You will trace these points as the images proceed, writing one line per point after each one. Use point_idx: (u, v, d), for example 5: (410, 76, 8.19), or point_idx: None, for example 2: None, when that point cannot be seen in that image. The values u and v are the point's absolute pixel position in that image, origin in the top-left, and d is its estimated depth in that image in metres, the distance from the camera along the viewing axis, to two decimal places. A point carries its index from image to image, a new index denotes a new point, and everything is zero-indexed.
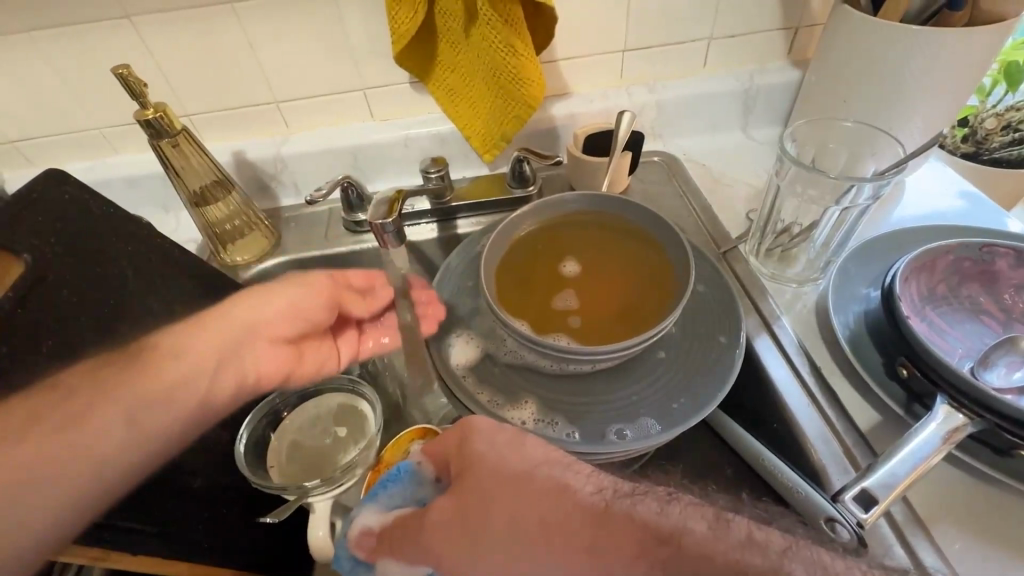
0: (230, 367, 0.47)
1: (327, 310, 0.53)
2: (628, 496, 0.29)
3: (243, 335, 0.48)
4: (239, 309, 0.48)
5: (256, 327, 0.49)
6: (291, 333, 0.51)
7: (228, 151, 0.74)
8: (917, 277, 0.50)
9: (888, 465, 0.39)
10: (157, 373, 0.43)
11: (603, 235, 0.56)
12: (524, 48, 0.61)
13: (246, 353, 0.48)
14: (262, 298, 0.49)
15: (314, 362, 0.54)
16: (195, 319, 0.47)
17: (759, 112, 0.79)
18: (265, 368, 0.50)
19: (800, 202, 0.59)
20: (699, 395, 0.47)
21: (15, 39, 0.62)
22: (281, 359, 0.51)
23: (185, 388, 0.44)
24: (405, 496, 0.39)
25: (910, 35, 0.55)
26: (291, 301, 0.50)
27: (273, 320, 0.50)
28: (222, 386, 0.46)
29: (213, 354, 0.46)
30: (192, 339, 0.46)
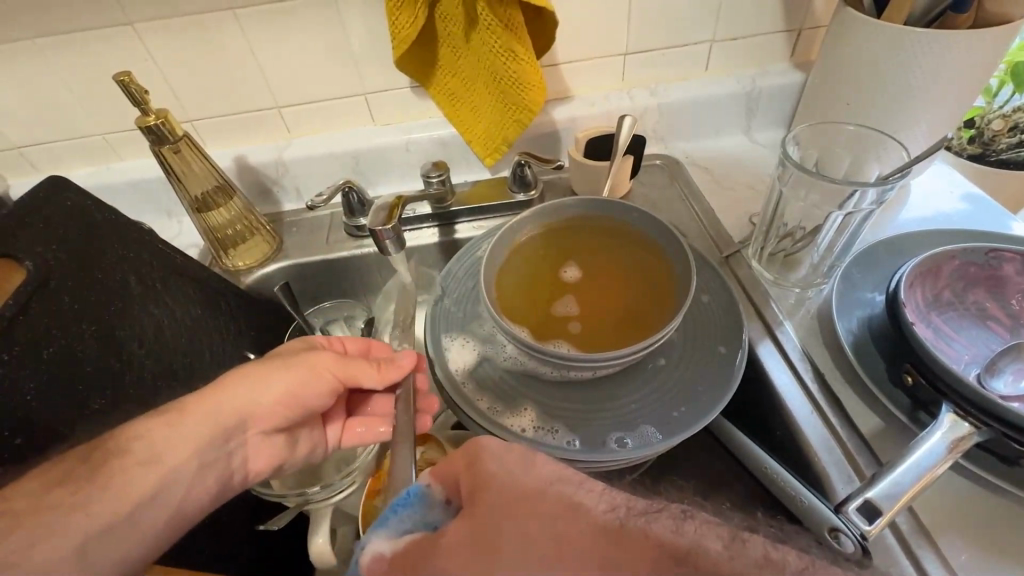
0: (216, 466, 0.45)
1: (324, 396, 0.49)
2: (642, 513, 0.26)
3: (231, 431, 0.46)
4: (230, 399, 0.45)
5: (243, 422, 0.46)
6: (283, 422, 0.48)
7: (230, 156, 0.75)
8: (922, 283, 0.50)
9: (892, 475, 0.39)
10: (137, 478, 0.40)
11: (603, 241, 0.56)
12: (525, 52, 0.61)
13: (233, 450, 0.46)
14: (256, 387, 0.46)
15: (306, 448, 0.52)
16: (178, 407, 0.44)
17: (762, 115, 0.79)
18: (255, 461, 0.48)
19: (804, 206, 0.58)
20: (697, 402, 0.47)
21: (19, 46, 0.63)
22: (271, 450, 0.49)
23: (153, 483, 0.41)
24: (416, 521, 0.32)
25: (913, 38, 0.54)
26: (287, 389, 0.47)
27: (265, 411, 0.47)
28: (197, 493, 0.44)
29: (201, 448, 0.44)
30: (177, 436, 0.43)
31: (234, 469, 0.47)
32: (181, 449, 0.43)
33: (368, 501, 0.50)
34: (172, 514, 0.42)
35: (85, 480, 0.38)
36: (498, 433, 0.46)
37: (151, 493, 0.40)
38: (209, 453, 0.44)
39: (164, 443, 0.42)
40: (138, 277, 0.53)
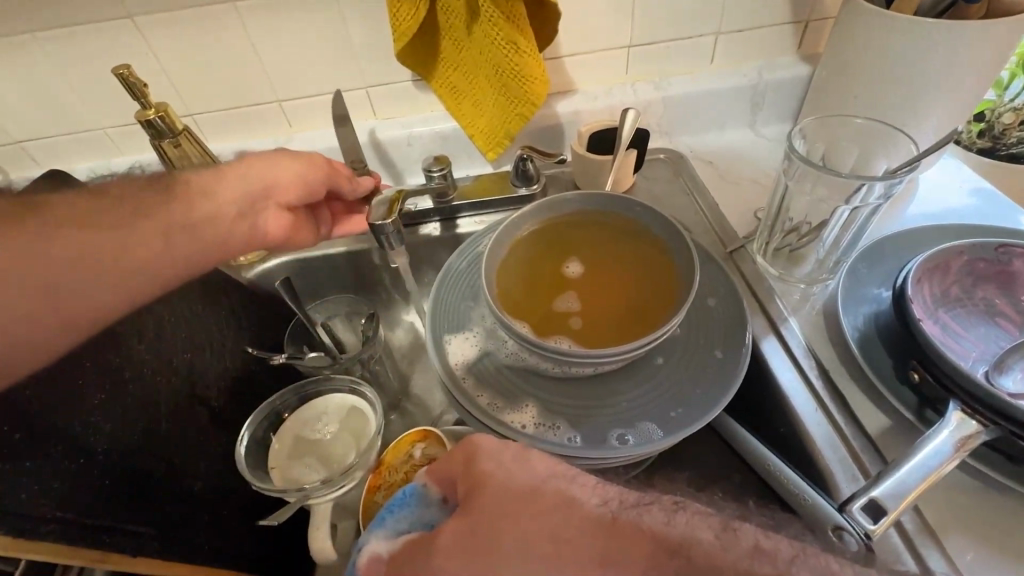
0: (247, 217, 0.51)
1: (327, 184, 0.57)
2: (634, 506, 0.28)
3: (257, 192, 0.52)
4: (255, 168, 0.52)
5: (268, 189, 0.53)
6: (297, 199, 0.55)
7: (231, 150, 0.74)
8: (930, 278, 0.49)
9: (898, 473, 0.38)
10: (195, 205, 0.48)
11: (604, 236, 0.55)
12: (528, 45, 0.60)
13: (259, 211, 0.52)
14: (273, 163, 0.54)
15: (308, 233, 0.58)
16: (215, 171, 0.51)
17: (768, 109, 0.78)
18: (274, 230, 0.53)
19: (810, 200, 0.57)
20: (698, 398, 0.47)
21: (18, 40, 0.62)
22: (286, 222, 0.55)
23: (206, 233, 0.47)
24: (412, 521, 0.35)
25: (922, 29, 0.53)
26: (296, 172, 0.55)
27: (282, 187, 0.54)
28: (239, 233, 0.50)
29: (238, 199, 0.50)
30: (217, 184, 0.50)
31: (262, 225, 0.52)
32: (223, 193, 0.50)
33: (369, 496, 0.51)
34: (218, 244, 0.48)
35: (165, 194, 0.47)
36: (499, 430, 0.46)
37: (206, 217, 0.48)
38: (242, 202, 0.51)
39: (207, 189, 0.49)
40: None
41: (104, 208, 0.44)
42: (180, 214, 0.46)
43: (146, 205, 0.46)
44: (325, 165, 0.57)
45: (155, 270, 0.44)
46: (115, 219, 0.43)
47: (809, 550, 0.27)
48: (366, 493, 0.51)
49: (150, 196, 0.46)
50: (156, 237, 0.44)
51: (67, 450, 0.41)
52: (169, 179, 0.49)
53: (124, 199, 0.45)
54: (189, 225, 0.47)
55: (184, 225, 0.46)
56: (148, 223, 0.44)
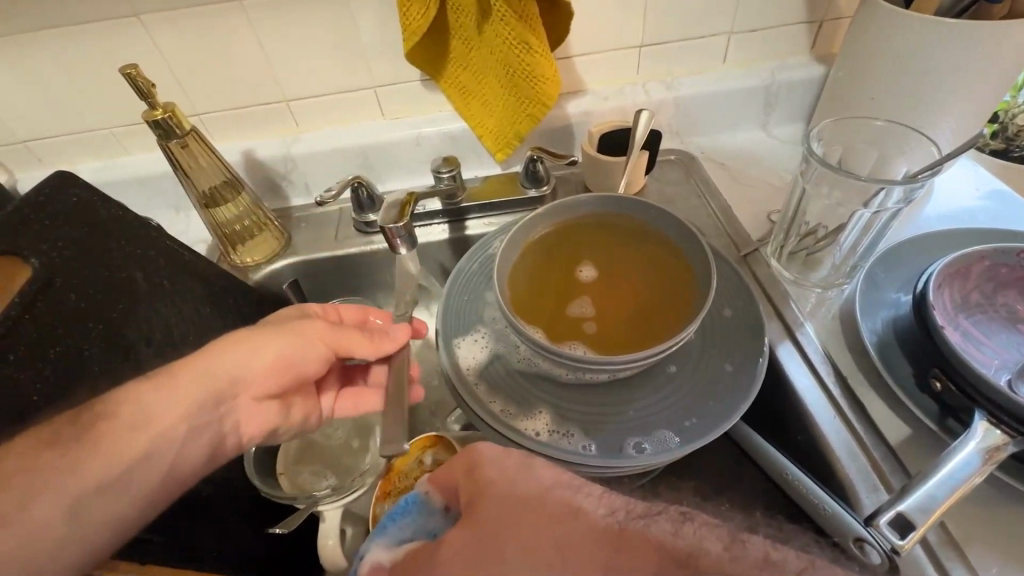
0: (208, 428, 0.43)
1: (319, 360, 0.49)
2: (641, 516, 0.26)
3: (223, 393, 0.44)
4: (221, 363, 0.44)
5: (241, 383, 0.45)
6: (279, 386, 0.48)
7: (237, 150, 0.74)
8: (951, 284, 0.48)
9: (927, 486, 0.37)
10: (127, 439, 0.39)
11: (618, 239, 0.55)
12: (540, 45, 0.59)
13: (226, 414, 0.45)
14: (249, 349, 0.46)
15: (301, 414, 0.51)
16: (167, 372, 0.43)
17: (781, 110, 0.77)
18: (247, 426, 0.47)
19: (827, 204, 0.56)
20: (713, 406, 0.46)
21: (25, 38, 0.62)
22: (264, 416, 0.48)
23: (150, 467, 0.39)
24: (416, 530, 0.35)
25: (943, 29, 0.53)
26: (281, 355, 0.47)
27: (258, 375, 0.46)
28: (195, 450, 0.42)
29: (196, 411, 0.42)
30: (165, 401, 0.41)
31: (229, 432, 0.45)
32: (171, 413, 0.41)
33: (378, 502, 0.50)
34: (163, 481, 0.40)
35: (81, 438, 0.37)
36: (512, 437, 0.45)
37: (143, 455, 0.39)
38: (202, 415, 0.43)
39: (149, 407, 0.40)
40: (144, 274, 0.52)
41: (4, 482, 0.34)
42: (112, 457, 0.37)
43: (43, 474, 0.35)
44: (321, 339, 0.49)
45: (74, 551, 0.35)
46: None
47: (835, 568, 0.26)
48: (375, 501, 0.50)
49: (65, 444, 0.37)
50: (66, 511, 0.35)
51: None
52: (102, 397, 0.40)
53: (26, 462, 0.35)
54: (121, 468, 0.38)
55: (116, 474, 0.37)
56: (68, 487, 0.35)
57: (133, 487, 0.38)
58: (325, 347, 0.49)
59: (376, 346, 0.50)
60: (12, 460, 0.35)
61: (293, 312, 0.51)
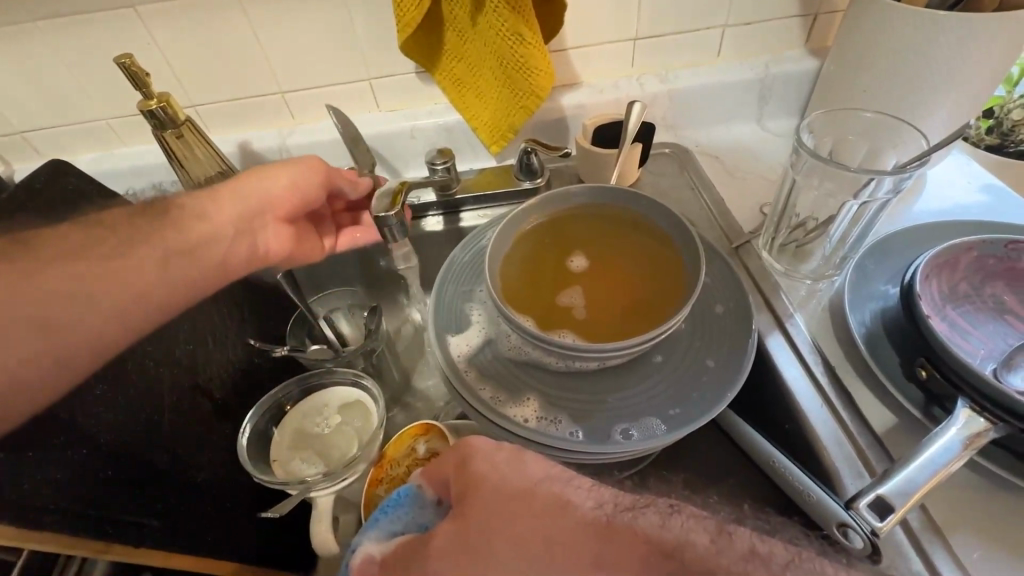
0: (245, 238, 0.51)
1: (323, 192, 0.56)
2: (629, 509, 0.27)
3: (255, 209, 0.52)
4: (247, 186, 0.52)
5: (265, 203, 0.53)
6: (294, 212, 0.55)
7: (233, 142, 0.74)
8: (938, 275, 0.49)
9: (908, 470, 0.38)
10: (186, 229, 0.47)
11: (611, 229, 0.55)
12: (534, 38, 0.59)
13: (258, 229, 0.52)
14: (267, 175, 0.53)
15: (309, 245, 0.58)
16: (207, 194, 0.51)
17: (775, 103, 0.77)
18: (274, 244, 0.53)
19: (818, 195, 0.57)
20: (705, 397, 0.46)
21: (21, 29, 0.62)
22: (285, 236, 0.54)
23: (204, 255, 0.48)
24: (407, 522, 0.36)
25: (935, 22, 0.53)
26: (293, 180, 0.54)
27: (276, 199, 0.53)
28: (236, 253, 0.50)
29: (234, 219, 0.50)
30: (212, 208, 0.50)
31: (263, 244, 0.53)
32: (218, 215, 0.50)
33: (370, 488, 0.50)
34: (214, 269, 0.48)
35: (158, 221, 0.47)
36: (501, 423, 0.46)
37: (199, 241, 0.48)
38: (241, 224, 0.51)
39: (198, 212, 0.49)
40: None
41: (98, 240, 0.44)
42: (178, 237, 0.47)
43: (140, 234, 0.45)
44: (324, 169, 0.56)
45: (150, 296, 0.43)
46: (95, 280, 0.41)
47: (809, 553, 0.27)
48: (368, 486, 0.51)
49: (140, 221, 0.46)
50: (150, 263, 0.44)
51: (69, 439, 0.41)
52: (160, 205, 0.48)
53: (120, 225, 0.45)
54: (186, 248, 0.47)
55: (178, 249, 0.46)
56: (146, 250, 0.44)
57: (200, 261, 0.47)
58: (324, 179, 0.56)
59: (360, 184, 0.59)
60: (112, 221, 0.45)
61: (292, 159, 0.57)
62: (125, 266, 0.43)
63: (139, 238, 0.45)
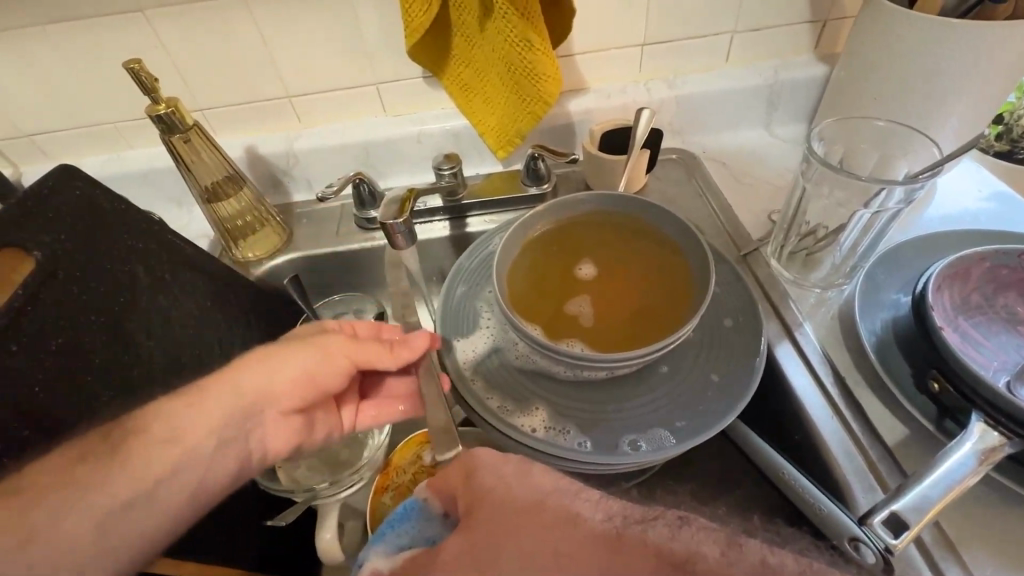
0: (233, 443, 0.44)
1: (343, 378, 0.49)
2: (639, 521, 0.27)
3: (249, 408, 0.45)
4: (247, 377, 0.45)
5: (261, 399, 0.45)
6: (304, 401, 0.48)
7: (240, 145, 0.74)
8: (950, 286, 0.48)
9: (922, 486, 0.37)
10: (161, 451, 0.39)
11: (620, 237, 0.55)
12: (542, 44, 0.59)
13: (249, 432, 0.45)
14: (273, 364, 0.46)
15: (323, 432, 0.50)
16: (189, 394, 0.43)
17: (783, 108, 0.77)
18: (273, 442, 0.47)
19: (828, 203, 0.56)
20: (713, 408, 0.46)
21: (31, 33, 0.62)
22: (288, 431, 0.47)
23: (167, 490, 0.38)
24: (413, 537, 0.35)
25: (947, 29, 0.52)
26: (303, 370, 0.47)
27: (281, 390, 0.46)
28: (218, 474, 0.42)
29: (223, 423, 0.43)
30: (189, 417, 0.41)
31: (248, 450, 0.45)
32: (195, 429, 0.41)
33: (376, 496, 0.50)
34: (194, 492, 0.40)
35: (113, 453, 0.37)
36: (508, 433, 0.45)
37: (177, 465, 0.39)
38: (228, 431, 0.43)
39: (178, 421, 0.41)
40: (146, 269, 0.53)
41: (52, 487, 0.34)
42: (119, 481, 0.36)
43: (89, 471, 0.35)
44: (342, 351, 0.48)
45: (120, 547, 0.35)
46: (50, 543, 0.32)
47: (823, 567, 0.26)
48: (374, 493, 0.51)
49: (109, 445, 0.38)
50: (113, 510, 0.35)
51: None
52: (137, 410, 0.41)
53: (77, 460, 0.36)
54: (138, 489, 0.37)
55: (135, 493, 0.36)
56: (102, 496, 0.35)
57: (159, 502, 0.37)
58: (346, 362, 0.48)
59: (393, 353, 0.48)
60: (50, 467, 0.35)
61: (312, 330, 0.50)
62: (84, 517, 0.34)
63: (76, 491, 0.34)
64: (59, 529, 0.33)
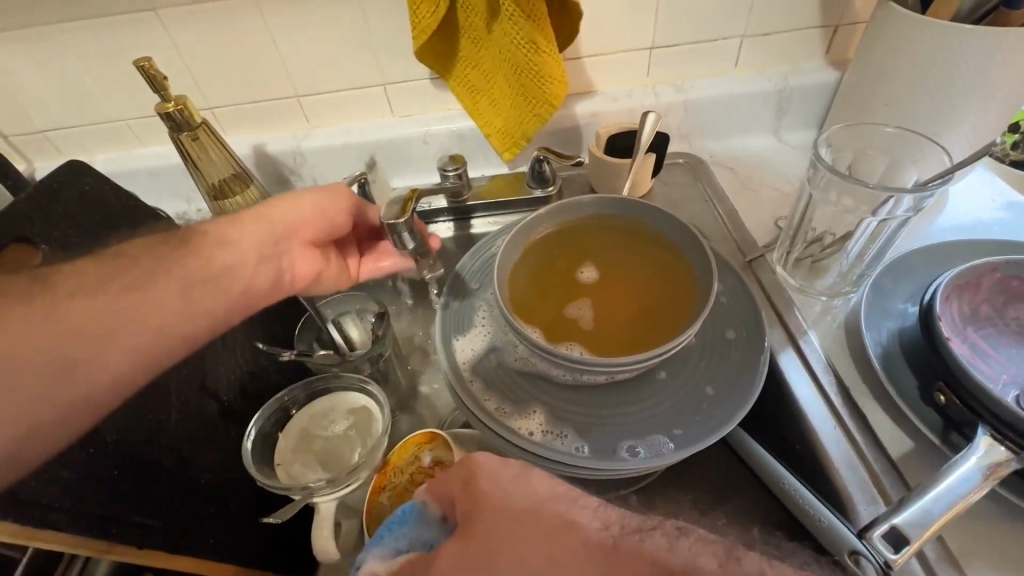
0: (267, 260, 0.48)
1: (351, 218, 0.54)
2: (636, 530, 0.27)
3: (278, 233, 0.49)
4: (274, 209, 0.49)
5: (287, 229, 0.50)
6: (321, 235, 0.52)
7: (248, 144, 0.75)
8: (960, 295, 0.47)
9: (924, 500, 0.36)
10: (209, 255, 0.45)
11: (622, 241, 0.54)
12: (549, 46, 0.59)
13: (281, 252, 0.49)
14: (293, 199, 0.50)
15: (337, 272, 0.54)
16: (234, 216, 0.48)
17: (793, 114, 0.76)
18: (299, 270, 0.50)
19: (835, 211, 0.56)
20: (711, 418, 0.45)
21: (47, 31, 0.64)
22: (311, 261, 0.51)
23: (224, 284, 0.45)
24: (410, 539, 0.35)
25: (961, 35, 0.51)
26: (318, 205, 0.51)
27: (300, 223, 0.50)
28: (260, 278, 0.47)
29: (260, 242, 0.48)
30: (235, 229, 0.47)
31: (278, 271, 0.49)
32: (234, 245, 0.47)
33: (373, 496, 0.50)
34: (241, 295, 0.46)
35: (179, 246, 0.45)
36: (506, 436, 0.45)
37: (226, 267, 0.46)
38: (264, 248, 0.48)
39: (226, 235, 0.47)
40: None
41: (116, 271, 0.41)
42: (184, 270, 0.43)
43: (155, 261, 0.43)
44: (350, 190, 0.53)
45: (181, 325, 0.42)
46: (117, 308, 0.39)
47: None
48: (371, 495, 0.50)
49: (167, 247, 0.44)
50: (172, 294, 0.42)
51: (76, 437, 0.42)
52: (188, 227, 0.47)
53: (144, 250, 0.43)
54: (202, 279, 0.44)
55: (194, 281, 0.44)
56: (166, 282, 0.42)
57: (221, 289, 0.45)
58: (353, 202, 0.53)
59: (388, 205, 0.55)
60: (132, 252, 0.43)
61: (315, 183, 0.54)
62: (148, 298, 0.41)
63: (151, 272, 0.42)
64: (129, 301, 0.40)
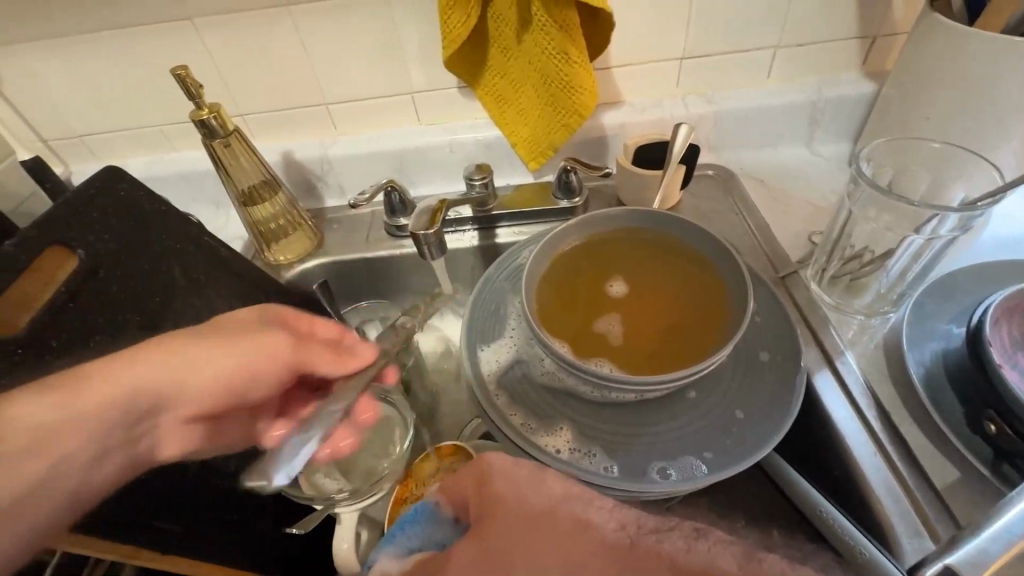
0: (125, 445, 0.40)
1: (278, 381, 0.46)
2: (654, 531, 0.28)
3: (145, 411, 0.40)
4: (140, 375, 0.39)
5: (168, 401, 0.41)
6: (210, 409, 0.44)
7: (278, 151, 0.75)
8: (1011, 319, 0.45)
9: (978, 539, 0.34)
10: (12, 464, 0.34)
11: (652, 256, 0.53)
12: (580, 57, 0.59)
13: (142, 436, 0.41)
14: (185, 362, 0.41)
15: (230, 437, 0.48)
16: (56, 381, 0.36)
17: (827, 127, 0.74)
18: (168, 447, 0.43)
19: (874, 228, 0.54)
20: (743, 443, 0.44)
21: (89, 39, 0.65)
22: (189, 437, 0.44)
23: (44, 496, 0.35)
24: (424, 539, 0.37)
25: (1012, 48, 0.50)
26: (227, 371, 0.43)
27: (196, 390, 0.42)
28: (104, 476, 0.38)
29: (109, 429, 0.38)
30: (60, 419, 0.36)
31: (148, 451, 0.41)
32: (70, 433, 0.36)
33: (396, 508, 0.50)
34: (71, 498, 0.37)
35: None
36: (533, 452, 0.44)
37: (40, 479, 0.35)
38: (114, 435, 0.38)
39: (40, 430, 0.35)
40: (183, 269, 0.54)
41: None
42: None
43: None
44: (282, 355, 0.45)
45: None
46: None
47: None
48: (393, 505, 0.51)
49: None
50: None
51: None
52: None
53: None
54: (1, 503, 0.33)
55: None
56: None
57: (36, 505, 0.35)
58: (286, 366, 0.46)
59: (348, 365, 0.48)
60: None
61: (233, 317, 0.45)
62: None
63: None
64: None
